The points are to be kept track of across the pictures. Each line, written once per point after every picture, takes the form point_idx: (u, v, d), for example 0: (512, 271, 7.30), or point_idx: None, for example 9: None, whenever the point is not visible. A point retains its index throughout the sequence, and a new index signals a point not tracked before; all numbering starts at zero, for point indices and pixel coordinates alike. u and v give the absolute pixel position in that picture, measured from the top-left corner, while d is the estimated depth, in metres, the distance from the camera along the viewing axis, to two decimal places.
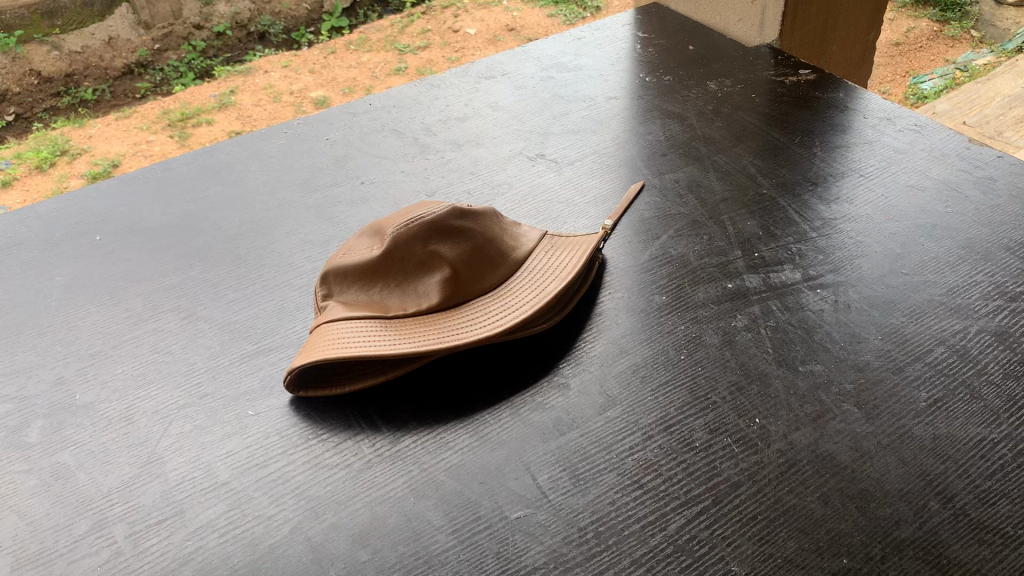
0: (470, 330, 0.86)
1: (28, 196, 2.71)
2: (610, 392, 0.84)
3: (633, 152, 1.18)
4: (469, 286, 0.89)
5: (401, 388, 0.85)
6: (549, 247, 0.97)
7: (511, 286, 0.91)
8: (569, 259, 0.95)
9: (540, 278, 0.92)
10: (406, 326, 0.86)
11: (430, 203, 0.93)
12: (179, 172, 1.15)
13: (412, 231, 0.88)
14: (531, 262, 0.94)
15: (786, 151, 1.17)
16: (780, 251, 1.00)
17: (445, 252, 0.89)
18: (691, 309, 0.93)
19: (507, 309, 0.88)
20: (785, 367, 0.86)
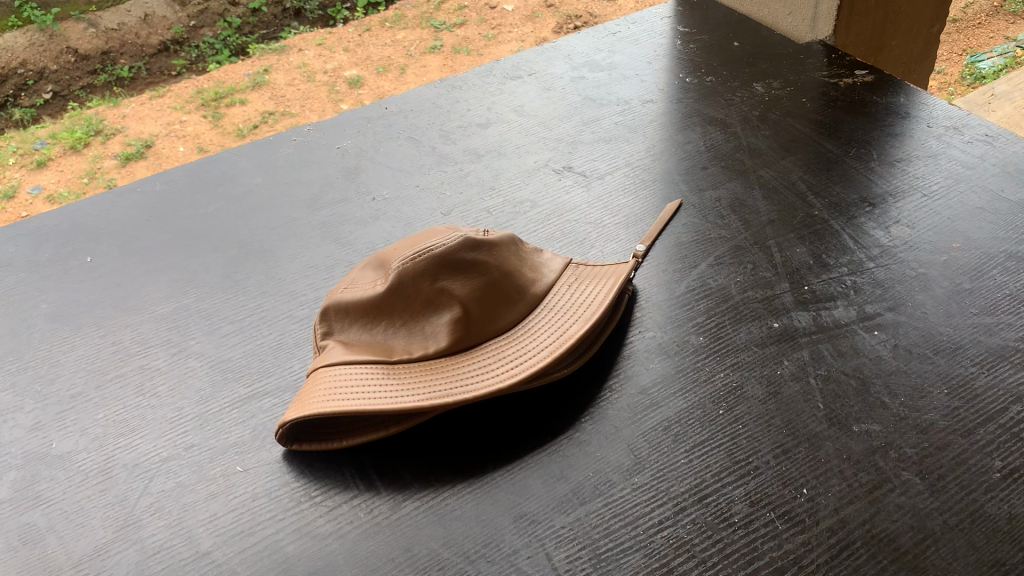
0: (482, 378, 0.76)
1: (62, 177, 2.66)
2: (638, 454, 0.75)
3: (670, 164, 1.08)
4: (482, 326, 0.80)
5: (405, 443, 0.76)
6: (574, 278, 0.88)
7: (530, 326, 0.81)
8: (596, 293, 0.85)
9: (562, 316, 0.82)
10: (411, 374, 0.77)
11: (440, 232, 0.84)
12: (178, 184, 1.07)
13: (418, 267, 0.80)
14: (554, 297, 0.85)
15: (840, 165, 1.06)
16: (833, 284, 0.90)
17: (455, 289, 0.80)
18: (732, 353, 0.83)
19: (524, 353, 0.78)
20: (837, 427, 0.77)
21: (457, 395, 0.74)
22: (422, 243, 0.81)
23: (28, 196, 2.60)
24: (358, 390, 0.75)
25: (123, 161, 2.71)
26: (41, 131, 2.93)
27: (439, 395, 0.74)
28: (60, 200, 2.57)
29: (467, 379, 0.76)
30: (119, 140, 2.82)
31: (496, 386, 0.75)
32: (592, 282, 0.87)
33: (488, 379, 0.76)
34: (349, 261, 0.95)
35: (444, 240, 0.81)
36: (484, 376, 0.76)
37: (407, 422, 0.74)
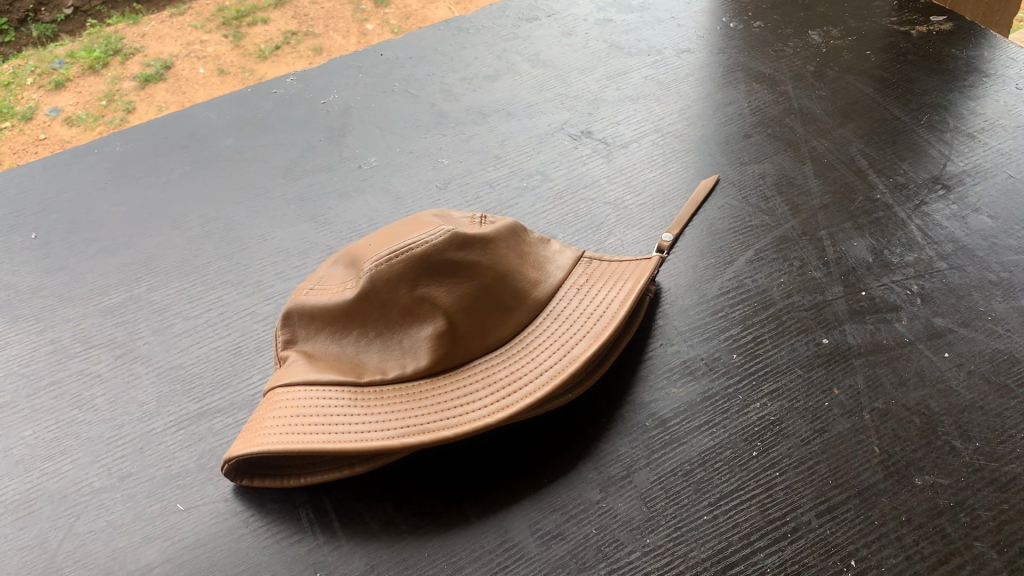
0: (468, 406, 0.63)
1: (80, 98, 2.02)
2: (650, 507, 0.62)
3: (706, 131, 0.92)
4: (471, 340, 0.67)
5: (374, 481, 0.64)
6: (585, 278, 0.73)
7: (529, 339, 0.68)
8: (609, 299, 0.71)
9: (567, 328, 0.68)
10: (384, 398, 0.64)
11: (424, 224, 0.70)
12: (140, 144, 0.94)
13: (394, 271, 0.66)
14: (559, 303, 0.71)
15: (909, 135, 0.90)
16: (896, 290, 0.75)
17: (439, 297, 0.67)
18: (772, 377, 0.69)
19: (521, 375, 0.65)
20: (896, 479, 0.63)
21: (437, 430, 0.61)
22: (400, 240, 0.68)
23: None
24: (319, 420, 0.62)
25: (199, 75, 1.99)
26: (52, 44, 2.16)
27: (413, 429, 0.61)
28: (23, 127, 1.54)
29: (449, 406, 0.63)
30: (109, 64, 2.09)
31: (485, 418, 0.62)
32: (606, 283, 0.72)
33: (475, 408, 0.63)
34: (326, 245, 0.82)
35: (426, 236, 0.68)
36: (471, 403, 0.63)
37: (377, 460, 0.62)
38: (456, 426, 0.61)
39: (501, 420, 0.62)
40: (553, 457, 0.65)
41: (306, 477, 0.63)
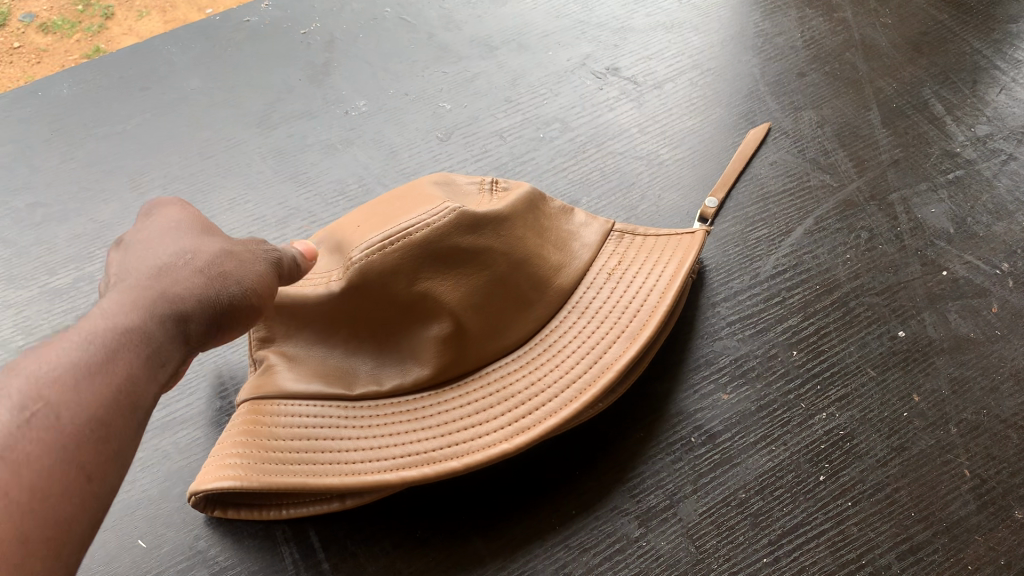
0: (480, 425, 0.52)
1: None
2: (698, 545, 0.52)
3: (753, 68, 0.80)
4: (482, 343, 0.55)
5: (368, 513, 0.54)
6: (617, 261, 0.61)
7: (551, 342, 0.57)
8: (646, 289, 0.59)
9: (596, 326, 0.57)
10: (379, 416, 0.53)
11: (425, 194, 0.55)
12: (92, 85, 0.80)
13: (388, 263, 0.52)
14: (587, 293, 0.59)
15: (989, 72, 0.78)
16: (983, 268, 0.64)
17: (444, 295, 0.53)
18: (839, 381, 0.59)
19: (542, 388, 0.54)
20: (992, 512, 0.53)
21: (443, 459, 0.51)
22: (395, 220, 0.53)
23: (11, 24, 1.02)
24: (299, 447, 0.51)
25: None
26: None
27: (415, 460, 0.51)
28: (58, 33, 1.03)
29: (456, 427, 0.52)
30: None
31: (500, 443, 0.51)
32: (641, 267, 0.60)
33: (489, 431, 0.52)
34: (309, 213, 0.70)
35: (428, 217, 0.53)
36: (485, 425, 0.52)
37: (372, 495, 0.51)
38: (466, 455, 0.51)
39: (520, 447, 0.51)
40: (580, 481, 0.55)
41: (289, 510, 0.53)
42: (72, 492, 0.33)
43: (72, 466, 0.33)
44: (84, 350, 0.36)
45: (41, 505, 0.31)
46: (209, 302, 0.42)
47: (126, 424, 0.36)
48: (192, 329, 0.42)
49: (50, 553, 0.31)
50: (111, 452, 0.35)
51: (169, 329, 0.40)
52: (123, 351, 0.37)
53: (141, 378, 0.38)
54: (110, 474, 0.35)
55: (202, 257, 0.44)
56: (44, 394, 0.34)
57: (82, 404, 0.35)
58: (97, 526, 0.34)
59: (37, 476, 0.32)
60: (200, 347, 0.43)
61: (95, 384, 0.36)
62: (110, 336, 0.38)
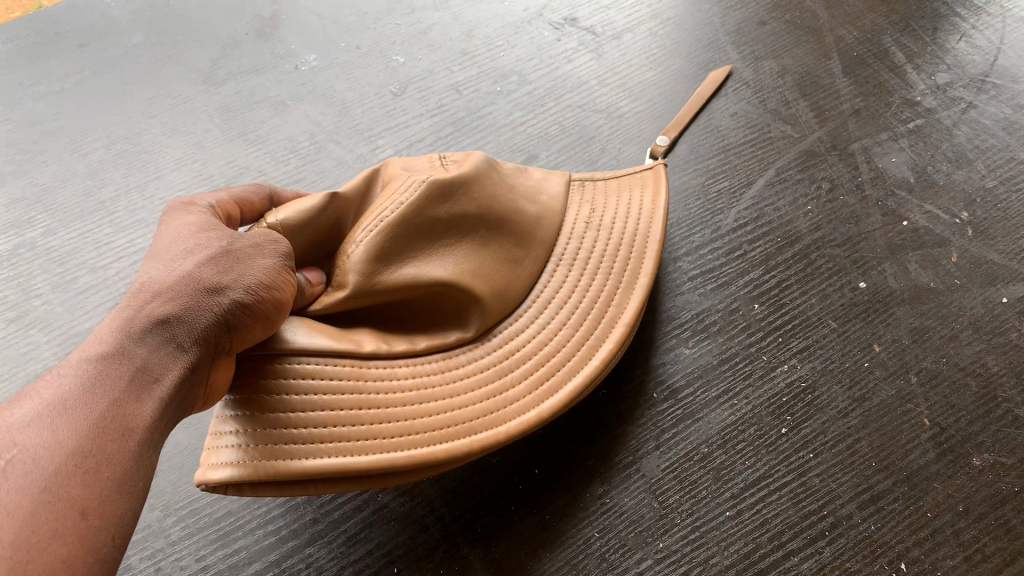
0: (506, 385, 0.48)
1: None
2: (661, 501, 0.52)
3: (713, 16, 0.79)
4: (494, 306, 0.49)
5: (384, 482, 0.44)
6: (588, 211, 0.57)
7: (549, 298, 0.52)
8: (623, 235, 0.56)
9: (591, 279, 0.53)
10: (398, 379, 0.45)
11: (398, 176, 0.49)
12: (26, 42, 0.77)
13: (378, 253, 0.46)
14: (570, 243, 0.55)
15: (949, 19, 0.78)
16: (943, 217, 0.64)
17: (443, 274, 0.47)
18: (801, 334, 0.59)
19: (556, 343, 0.50)
20: (951, 460, 0.53)
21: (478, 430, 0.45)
22: (378, 205, 0.47)
23: None
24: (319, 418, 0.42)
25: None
26: None
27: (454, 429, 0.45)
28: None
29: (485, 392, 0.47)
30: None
31: (534, 409, 0.47)
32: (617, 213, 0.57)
33: (517, 393, 0.48)
34: (260, 170, 0.68)
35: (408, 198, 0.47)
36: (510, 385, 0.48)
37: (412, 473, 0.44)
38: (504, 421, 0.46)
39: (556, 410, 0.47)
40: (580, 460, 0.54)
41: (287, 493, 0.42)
42: (69, 530, 0.30)
43: (66, 505, 0.30)
44: (61, 388, 0.33)
45: (36, 546, 0.28)
46: (199, 311, 0.37)
47: (118, 452, 0.33)
48: (181, 339, 0.37)
49: None
50: (111, 481, 0.32)
51: (154, 349, 0.36)
52: (103, 380, 0.34)
53: (128, 403, 0.34)
54: (117, 501, 0.32)
55: (197, 268, 0.39)
56: (19, 441, 0.31)
57: (58, 443, 0.31)
58: (119, 553, 0.31)
59: (25, 521, 0.29)
60: (207, 363, 0.38)
61: (75, 419, 0.32)
62: (90, 369, 0.34)
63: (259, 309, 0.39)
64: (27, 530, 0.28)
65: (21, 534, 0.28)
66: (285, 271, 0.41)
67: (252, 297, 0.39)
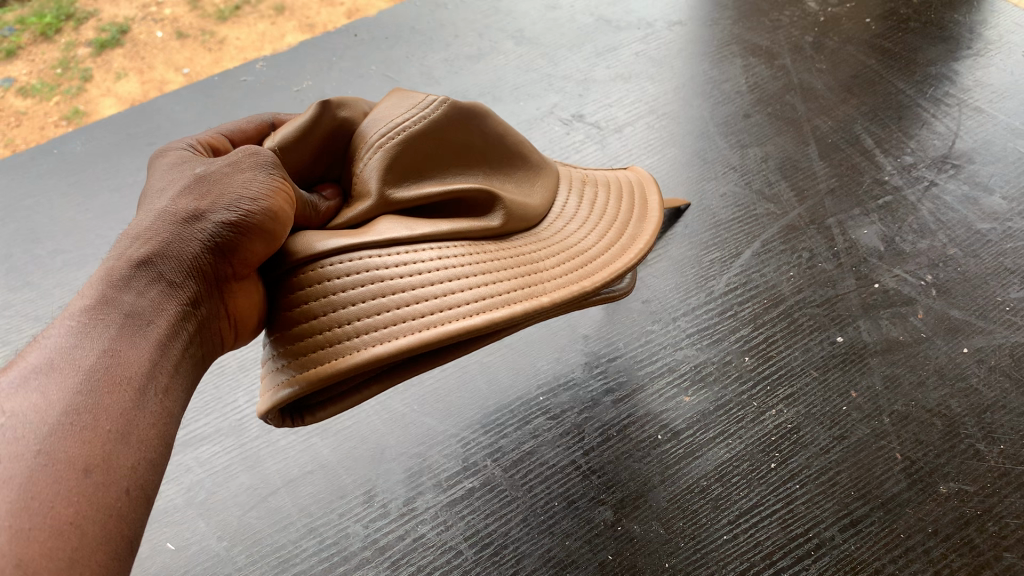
0: (543, 270, 0.52)
1: None
2: (667, 527, 0.59)
3: (704, 110, 0.90)
4: (515, 216, 0.55)
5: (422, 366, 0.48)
6: (582, 173, 0.65)
7: (563, 226, 0.58)
8: (619, 194, 0.63)
9: (597, 217, 0.60)
10: (423, 262, 0.48)
11: (403, 96, 0.54)
12: (104, 144, 0.89)
13: (394, 157, 0.51)
14: (571, 195, 0.62)
15: (914, 109, 0.88)
16: (909, 281, 0.73)
17: (457, 189, 0.53)
18: (788, 381, 0.67)
19: (584, 252, 0.55)
20: (920, 488, 0.60)
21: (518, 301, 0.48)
22: (393, 117, 0.52)
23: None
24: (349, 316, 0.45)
25: (230, 10, 1.18)
26: None
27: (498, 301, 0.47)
28: (38, 96, 1.04)
29: (522, 271, 0.51)
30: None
31: (571, 289, 0.52)
32: (604, 179, 0.65)
33: (555, 277, 0.52)
34: None
35: (423, 113, 0.53)
36: (549, 272, 0.52)
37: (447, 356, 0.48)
38: (545, 295, 0.50)
39: (592, 291, 0.52)
40: (595, 494, 0.61)
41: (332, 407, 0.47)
42: (72, 488, 0.34)
43: (65, 468, 0.34)
44: (47, 355, 0.38)
45: (36, 512, 0.32)
46: (184, 244, 0.43)
47: (114, 406, 0.37)
48: (168, 276, 0.43)
49: (76, 551, 0.32)
50: (108, 437, 0.36)
51: (149, 288, 0.42)
52: (91, 339, 0.39)
53: (117, 353, 0.39)
54: (120, 455, 0.36)
55: (177, 204, 0.44)
56: (10, 409, 0.35)
57: (49, 406, 0.36)
58: (130, 501, 0.36)
59: (24, 488, 0.33)
60: (211, 286, 0.45)
61: (65, 382, 0.37)
62: (79, 328, 0.39)
63: (248, 225, 0.44)
64: (26, 496, 0.32)
65: (20, 501, 0.32)
66: (277, 180, 0.46)
67: (236, 216, 0.44)
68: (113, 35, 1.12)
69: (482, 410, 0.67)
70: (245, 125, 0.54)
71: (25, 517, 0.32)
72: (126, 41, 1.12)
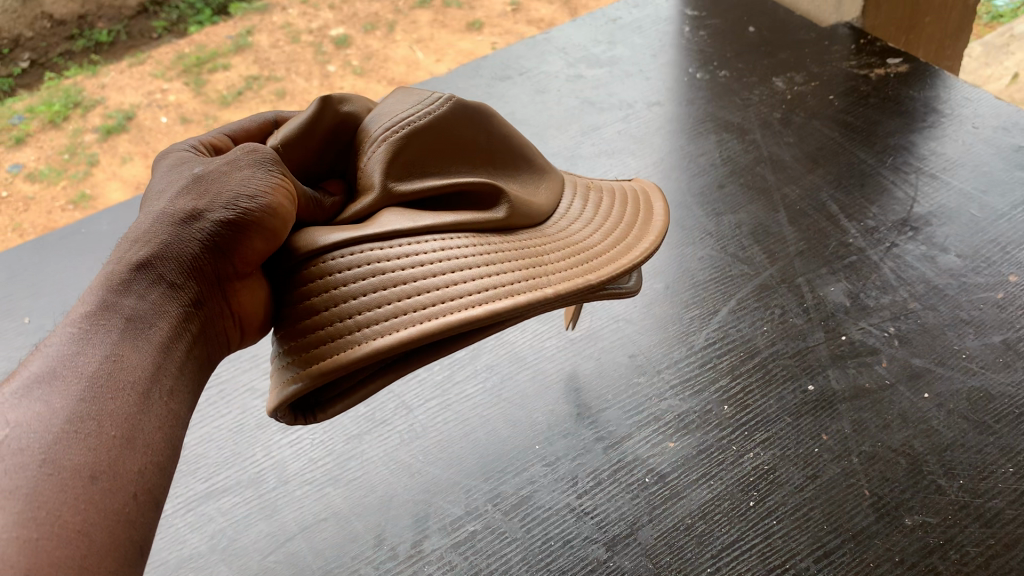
0: (546, 264, 0.58)
1: None
2: (655, 563, 0.64)
3: (682, 183, 0.98)
4: (517, 214, 0.62)
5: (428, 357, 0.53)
6: (582, 185, 0.73)
7: (569, 230, 0.65)
8: (612, 203, 0.70)
9: (600, 224, 0.66)
10: (422, 259, 0.54)
11: (401, 99, 0.62)
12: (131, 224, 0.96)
13: (395, 152, 0.59)
14: (574, 204, 0.69)
15: (876, 177, 0.96)
16: (874, 333, 0.79)
17: (455, 185, 0.60)
18: (764, 427, 0.72)
19: (589, 253, 0.62)
20: (887, 521, 0.65)
21: (520, 291, 0.54)
22: (395, 119, 0.60)
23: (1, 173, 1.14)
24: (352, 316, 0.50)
25: (232, 95, 1.23)
26: None
27: (503, 292, 0.53)
28: (45, 181, 1.15)
29: (527, 267, 0.57)
30: (89, 22, 1.25)
31: (572, 284, 0.57)
32: (599, 187, 0.72)
33: (559, 271, 0.58)
34: None
35: (419, 116, 0.60)
36: (555, 268, 0.58)
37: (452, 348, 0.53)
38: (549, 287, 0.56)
39: (594, 285, 0.58)
40: (590, 534, 0.66)
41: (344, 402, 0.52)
42: (80, 492, 0.40)
43: (75, 476, 0.40)
44: (52, 367, 0.44)
45: (40, 519, 0.38)
46: (184, 244, 0.51)
47: (118, 410, 0.44)
48: (169, 277, 0.50)
49: (84, 548, 0.39)
50: (111, 449, 0.42)
51: (151, 289, 0.50)
52: (93, 346, 0.46)
53: (117, 363, 0.46)
54: (125, 462, 0.43)
55: (176, 206, 0.51)
56: (15, 420, 0.42)
57: (54, 418, 0.42)
58: (134, 504, 0.42)
59: (30, 497, 0.39)
60: (212, 281, 0.52)
61: (66, 391, 0.43)
62: (80, 334, 0.46)
63: (247, 220, 0.51)
64: (32, 507, 0.38)
65: (26, 510, 0.38)
66: (274, 176, 0.53)
67: (235, 213, 0.51)
68: (119, 120, 1.18)
69: (482, 458, 0.73)
70: (247, 125, 0.62)
71: (32, 527, 0.38)
72: (132, 126, 1.19)
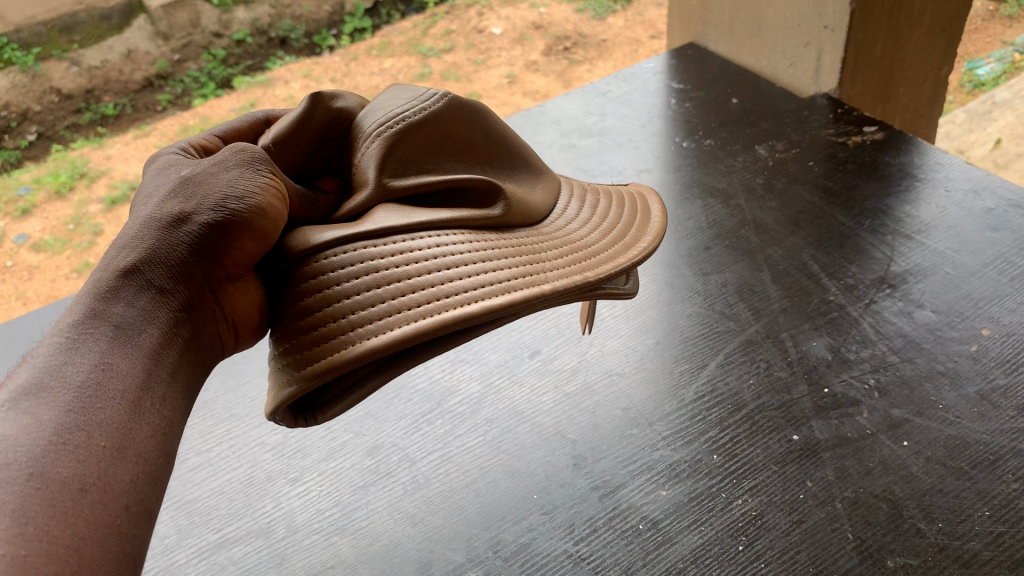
0: (543, 262, 0.62)
1: None
2: None
3: (671, 246, 1.03)
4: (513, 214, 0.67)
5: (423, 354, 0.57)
6: (567, 191, 0.78)
7: (565, 231, 0.70)
8: (596, 209, 0.75)
9: (597, 228, 0.71)
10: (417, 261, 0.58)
11: (395, 97, 0.68)
12: None
13: (390, 145, 0.64)
14: (569, 209, 0.74)
15: (855, 239, 1.01)
16: (855, 386, 0.83)
17: (447, 182, 0.66)
18: (752, 475, 0.76)
19: (586, 254, 0.66)
20: (870, 562, 0.68)
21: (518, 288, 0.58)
22: (390, 115, 0.65)
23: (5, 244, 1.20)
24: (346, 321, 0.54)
25: None
26: None
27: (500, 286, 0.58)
28: (50, 250, 1.22)
29: (524, 266, 0.61)
30: (95, 96, 1.31)
31: (568, 280, 0.61)
32: (579, 195, 0.78)
33: (555, 268, 0.62)
34: None
35: (411, 113, 0.66)
36: (552, 265, 0.63)
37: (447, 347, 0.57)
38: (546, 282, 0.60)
39: (590, 281, 0.62)
40: None
41: (342, 402, 0.57)
42: (72, 504, 0.44)
43: (67, 488, 0.44)
44: (41, 382, 0.48)
45: (32, 535, 0.41)
46: (172, 246, 0.55)
47: (106, 420, 0.48)
48: (157, 282, 0.55)
49: (79, 557, 0.42)
50: (100, 461, 0.46)
51: (142, 294, 0.54)
52: (80, 356, 0.50)
53: (104, 377, 0.49)
54: (116, 472, 0.47)
55: (167, 207, 0.56)
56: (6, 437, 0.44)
57: (42, 434, 0.45)
58: (125, 514, 0.46)
59: (20, 509, 0.41)
60: (199, 282, 0.57)
61: (53, 405, 0.47)
62: (68, 344, 0.50)
63: (235, 219, 0.55)
64: (22, 520, 0.41)
65: (18, 523, 0.41)
66: (263, 179, 0.57)
67: (222, 214, 0.55)
68: (123, 190, 1.22)
69: (482, 508, 0.76)
70: (237, 125, 0.68)
71: (21, 544, 0.40)
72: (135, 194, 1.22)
